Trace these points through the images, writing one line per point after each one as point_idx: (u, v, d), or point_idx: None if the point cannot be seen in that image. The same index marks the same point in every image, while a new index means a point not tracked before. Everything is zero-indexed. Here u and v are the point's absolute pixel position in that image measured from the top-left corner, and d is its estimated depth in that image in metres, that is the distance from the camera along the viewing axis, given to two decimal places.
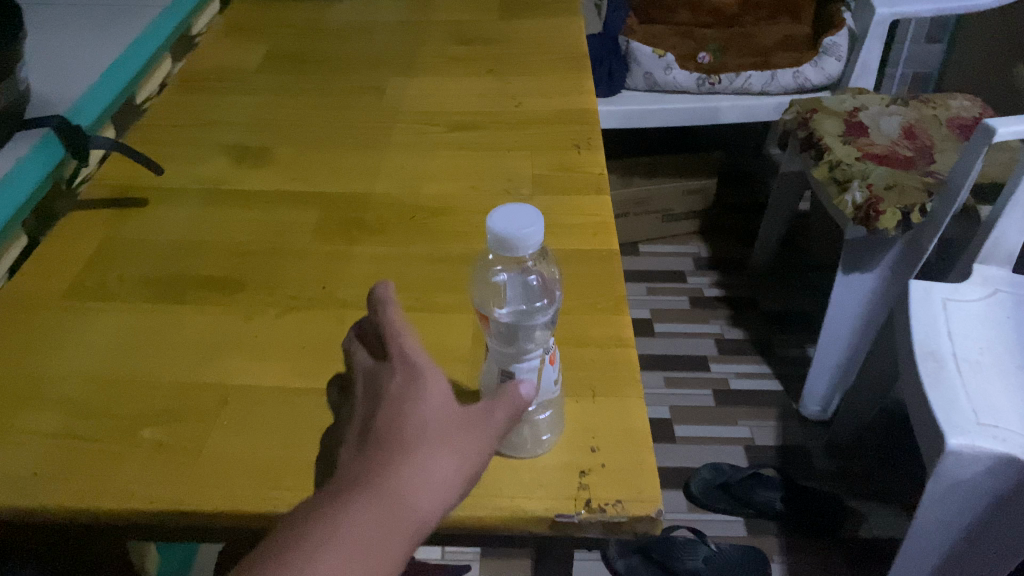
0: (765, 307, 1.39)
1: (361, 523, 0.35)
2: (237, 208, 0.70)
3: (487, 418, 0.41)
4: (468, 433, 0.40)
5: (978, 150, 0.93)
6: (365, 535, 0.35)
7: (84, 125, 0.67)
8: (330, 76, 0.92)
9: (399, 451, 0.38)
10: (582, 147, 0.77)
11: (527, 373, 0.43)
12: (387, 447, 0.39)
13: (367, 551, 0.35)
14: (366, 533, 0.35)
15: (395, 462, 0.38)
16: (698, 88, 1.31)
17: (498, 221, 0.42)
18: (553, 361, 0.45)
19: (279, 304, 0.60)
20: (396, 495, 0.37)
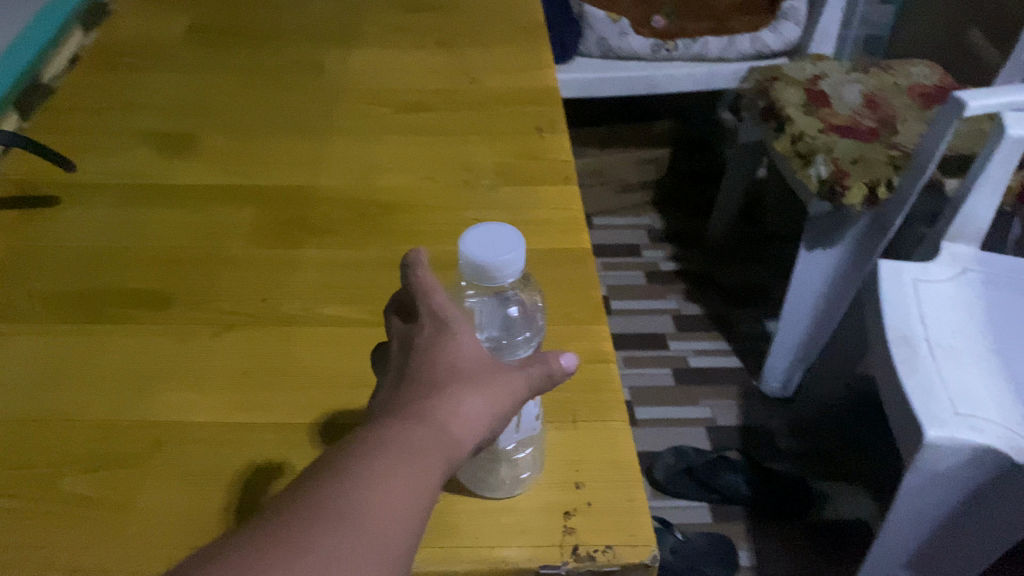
0: (722, 282, 1.36)
1: (400, 443, 0.32)
2: (165, 207, 0.63)
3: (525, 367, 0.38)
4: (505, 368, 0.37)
5: (948, 123, 0.89)
6: (408, 453, 0.31)
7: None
8: (264, 50, 0.83)
9: (433, 381, 0.35)
10: (545, 131, 0.71)
11: None
12: (419, 378, 0.35)
13: (410, 469, 0.31)
14: (406, 452, 0.31)
15: (431, 390, 0.35)
16: (652, 54, 1.25)
17: (473, 246, 0.36)
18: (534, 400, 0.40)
19: (215, 321, 0.53)
20: (433, 419, 0.33)
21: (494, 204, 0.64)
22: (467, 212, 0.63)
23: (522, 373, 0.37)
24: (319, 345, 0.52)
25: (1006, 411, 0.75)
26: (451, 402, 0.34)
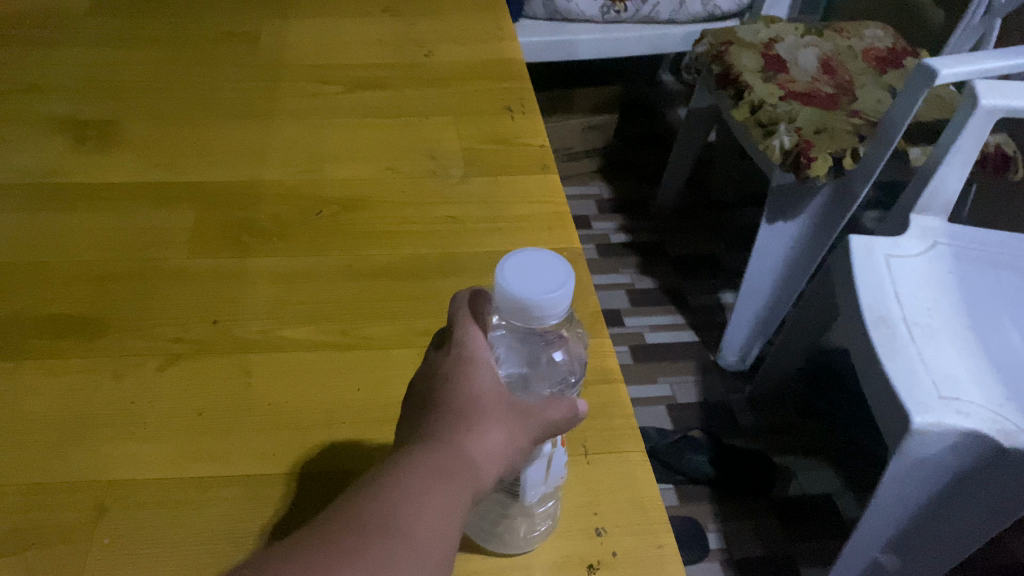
0: (673, 251, 1.33)
1: (424, 472, 0.30)
2: (85, 210, 0.54)
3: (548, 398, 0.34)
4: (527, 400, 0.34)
5: (918, 92, 0.85)
6: (431, 482, 0.29)
7: None
8: (187, 19, 0.74)
9: (452, 411, 0.33)
10: (515, 112, 0.64)
11: (536, 464, 0.35)
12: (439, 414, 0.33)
13: (436, 498, 0.29)
14: (430, 480, 0.29)
15: (452, 421, 0.32)
16: (601, 16, 1.18)
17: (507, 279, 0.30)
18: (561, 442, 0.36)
19: (158, 351, 0.46)
20: (455, 451, 0.31)
21: (468, 197, 0.57)
22: (438, 208, 0.56)
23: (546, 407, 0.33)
24: (284, 374, 0.45)
25: (990, 393, 0.73)
26: (473, 438, 0.32)
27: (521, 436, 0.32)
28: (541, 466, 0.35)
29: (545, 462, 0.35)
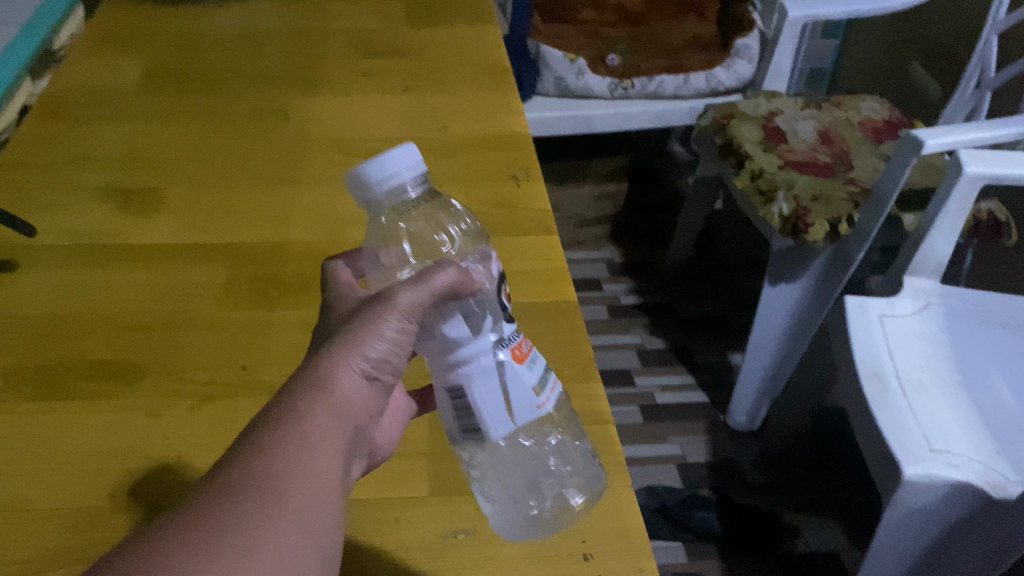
0: (681, 313, 1.38)
1: (291, 409, 0.32)
2: (128, 267, 0.60)
3: (412, 279, 0.36)
4: (389, 288, 0.36)
5: (906, 162, 0.90)
6: (298, 420, 0.32)
7: None
8: (223, 97, 0.81)
9: (325, 341, 0.36)
10: (520, 179, 0.70)
11: (473, 379, 0.34)
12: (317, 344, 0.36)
13: (302, 432, 0.31)
14: (298, 413, 0.32)
15: (325, 347, 0.35)
16: (610, 92, 1.26)
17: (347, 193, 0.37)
18: (519, 356, 0.35)
19: (191, 393, 0.51)
20: (324, 375, 0.34)
21: None
22: None
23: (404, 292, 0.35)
24: None
25: (980, 446, 0.76)
26: (340, 357, 0.34)
27: (383, 335, 0.35)
28: (504, 389, 0.35)
29: (505, 378, 0.35)
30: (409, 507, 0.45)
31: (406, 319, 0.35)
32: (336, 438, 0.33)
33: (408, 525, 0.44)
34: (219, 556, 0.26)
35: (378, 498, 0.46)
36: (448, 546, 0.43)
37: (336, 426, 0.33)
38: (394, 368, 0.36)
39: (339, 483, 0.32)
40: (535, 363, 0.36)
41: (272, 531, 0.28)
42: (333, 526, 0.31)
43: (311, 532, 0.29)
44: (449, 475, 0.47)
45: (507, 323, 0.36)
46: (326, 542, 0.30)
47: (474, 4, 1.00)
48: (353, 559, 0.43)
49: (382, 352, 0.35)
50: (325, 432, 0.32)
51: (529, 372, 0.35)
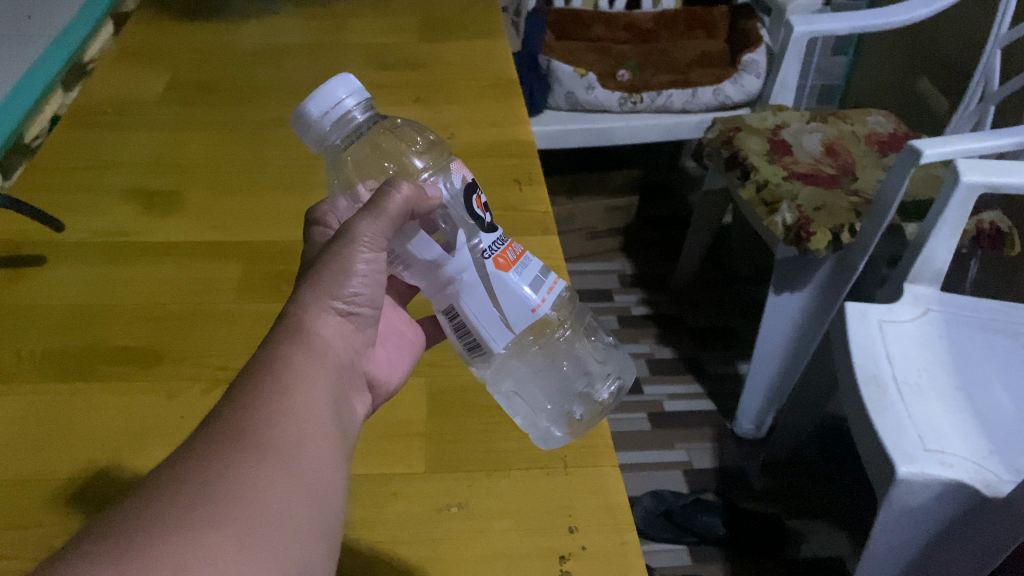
0: (692, 324, 1.40)
1: (271, 359, 0.36)
2: (149, 263, 0.64)
3: (367, 208, 0.40)
4: (348, 221, 0.40)
5: (905, 171, 0.92)
6: (277, 371, 0.36)
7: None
8: (244, 107, 0.85)
9: (300, 285, 0.40)
10: (523, 183, 0.73)
11: (467, 292, 0.40)
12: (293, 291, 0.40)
13: (282, 379, 0.35)
14: (277, 364, 0.36)
15: (300, 295, 0.39)
16: (619, 106, 1.29)
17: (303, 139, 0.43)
18: (504, 261, 0.40)
19: (204, 377, 0.54)
20: (301, 322, 0.38)
21: None
22: None
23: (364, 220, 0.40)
24: None
25: (974, 446, 0.77)
26: (313, 302, 0.39)
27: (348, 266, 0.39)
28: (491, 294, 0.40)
29: (492, 289, 0.39)
30: (406, 483, 0.48)
31: (371, 248, 0.40)
32: (315, 379, 0.37)
33: (403, 499, 0.47)
34: (214, 496, 0.29)
35: (376, 475, 0.49)
36: (440, 518, 0.46)
37: (316, 367, 0.37)
38: (368, 298, 0.41)
39: (323, 423, 0.36)
40: (525, 267, 0.41)
41: (263, 470, 0.31)
42: (322, 460, 0.34)
43: (301, 467, 0.33)
44: (444, 455, 0.50)
45: (485, 235, 0.40)
46: (317, 475, 0.34)
47: (485, 20, 1.04)
48: (352, 529, 0.46)
49: (352, 286, 0.40)
50: (303, 375, 0.36)
51: (517, 276, 0.40)
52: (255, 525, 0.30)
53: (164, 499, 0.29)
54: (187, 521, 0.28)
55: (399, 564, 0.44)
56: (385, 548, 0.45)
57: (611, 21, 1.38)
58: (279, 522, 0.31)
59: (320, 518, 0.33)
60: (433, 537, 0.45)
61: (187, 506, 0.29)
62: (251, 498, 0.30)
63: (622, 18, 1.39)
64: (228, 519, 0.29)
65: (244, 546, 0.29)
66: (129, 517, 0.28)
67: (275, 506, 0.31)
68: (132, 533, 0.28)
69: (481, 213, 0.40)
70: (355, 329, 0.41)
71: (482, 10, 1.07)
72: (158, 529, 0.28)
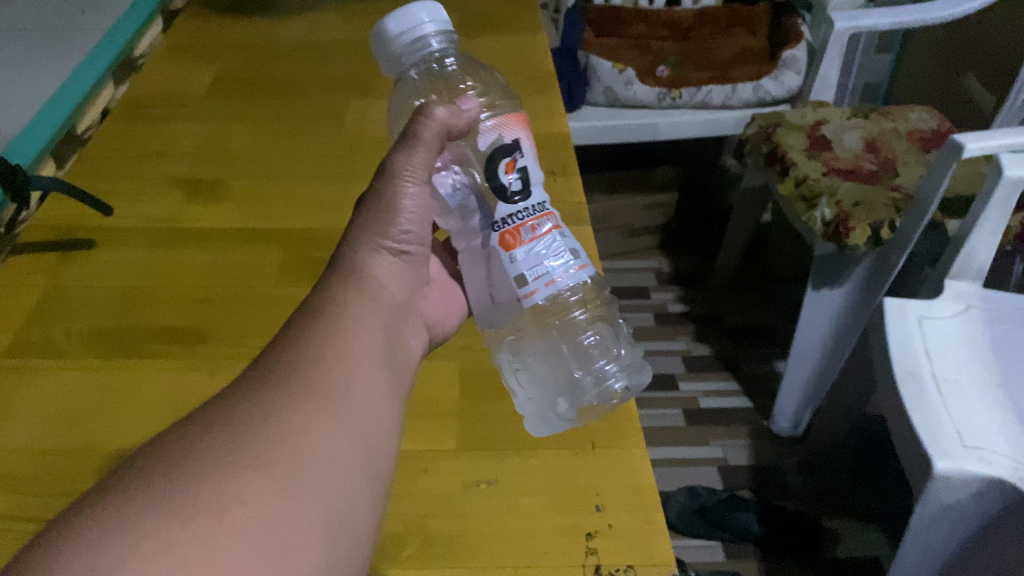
0: (729, 322, 1.39)
1: (326, 306, 0.41)
2: (194, 247, 0.66)
3: (405, 143, 0.46)
4: (388, 160, 0.46)
5: (946, 167, 0.90)
6: (331, 316, 0.40)
7: (52, 123, 0.69)
8: (287, 100, 0.87)
9: (353, 227, 0.46)
10: (558, 174, 0.74)
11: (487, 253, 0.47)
12: (347, 236, 0.46)
13: (335, 325, 0.40)
14: (331, 311, 0.41)
15: (355, 239, 0.45)
16: (658, 102, 1.29)
17: (384, 50, 0.48)
18: (510, 242, 0.45)
19: (245, 356, 0.56)
20: (358, 264, 0.44)
21: None
22: None
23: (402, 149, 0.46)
24: None
25: (1014, 443, 0.76)
26: (368, 242, 0.45)
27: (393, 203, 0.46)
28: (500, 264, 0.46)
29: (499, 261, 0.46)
30: (437, 461, 0.49)
31: (414, 181, 0.46)
32: (365, 325, 0.41)
33: (435, 475, 0.48)
34: (262, 436, 0.33)
35: (409, 451, 0.50)
36: (470, 494, 0.47)
37: (367, 312, 0.42)
38: (416, 236, 0.47)
39: (370, 372, 0.39)
40: (537, 246, 0.45)
41: (308, 413, 0.35)
42: (369, 408, 0.38)
43: (347, 413, 0.37)
44: (475, 434, 0.51)
45: (502, 208, 0.45)
46: (363, 421, 0.37)
47: (524, 16, 1.05)
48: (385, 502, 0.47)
49: (400, 226, 0.46)
50: (355, 321, 0.41)
51: (518, 256, 0.45)
52: (296, 466, 0.33)
53: (216, 436, 0.33)
54: (233, 461, 0.31)
55: (430, 536, 0.45)
56: (415, 520, 0.46)
57: (650, 18, 1.38)
58: (321, 466, 0.34)
59: (362, 466, 0.36)
60: (462, 512, 0.46)
61: (234, 444, 0.32)
62: (294, 439, 0.34)
63: (663, 15, 1.39)
64: (271, 459, 0.32)
65: (284, 487, 0.32)
66: (182, 452, 0.32)
67: (318, 450, 0.34)
68: (195, 455, 0.31)
69: (503, 181, 0.45)
70: (405, 268, 0.47)
71: (521, 6, 1.08)
72: (206, 465, 0.31)
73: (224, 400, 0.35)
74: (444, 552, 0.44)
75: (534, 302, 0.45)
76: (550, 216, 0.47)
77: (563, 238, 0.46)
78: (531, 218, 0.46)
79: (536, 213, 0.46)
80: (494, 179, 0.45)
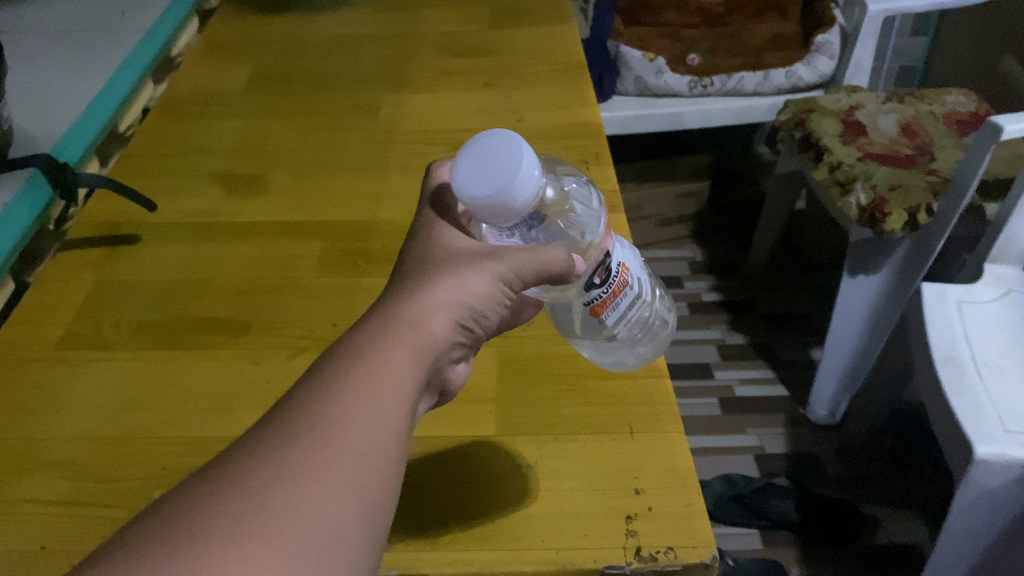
0: (764, 310, 1.39)
1: (368, 352, 0.35)
2: (235, 243, 0.67)
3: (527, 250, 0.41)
4: (500, 250, 0.41)
5: (986, 148, 0.88)
6: (368, 370, 0.34)
7: (102, 116, 0.72)
8: (322, 94, 0.88)
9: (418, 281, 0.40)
10: (591, 163, 0.74)
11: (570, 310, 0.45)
12: (410, 284, 0.40)
13: (377, 376, 0.34)
14: (374, 358, 0.35)
15: (412, 293, 0.39)
16: (689, 90, 1.29)
17: (471, 183, 0.37)
18: (604, 309, 0.43)
19: (288, 345, 0.57)
20: (412, 318, 0.37)
21: None
22: None
23: (522, 257, 0.41)
24: None
25: None
26: (425, 301, 0.38)
27: (472, 284, 0.40)
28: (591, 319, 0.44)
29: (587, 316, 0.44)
30: (477, 445, 0.50)
31: (498, 272, 0.40)
32: (412, 384, 0.35)
33: (474, 460, 0.49)
34: (271, 506, 0.28)
35: (451, 436, 0.51)
36: (511, 478, 0.48)
37: (415, 375, 0.36)
38: (478, 312, 0.41)
39: (401, 430, 0.34)
40: (623, 305, 0.43)
41: (327, 475, 0.30)
42: (394, 471, 0.33)
43: (368, 475, 0.32)
44: (514, 417, 0.52)
45: (587, 291, 0.42)
46: (382, 480, 0.32)
47: (554, 6, 1.05)
48: (427, 485, 0.48)
49: (466, 297, 0.40)
50: (400, 380, 0.35)
51: (610, 317, 0.43)
52: (306, 535, 0.28)
53: (223, 499, 0.28)
54: (238, 532, 0.27)
55: (471, 519, 0.46)
56: (458, 503, 0.47)
57: (682, 6, 1.35)
58: (333, 531, 0.29)
59: (376, 527, 0.31)
60: (503, 496, 0.47)
61: (235, 513, 0.28)
62: (306, 503, 0.29)
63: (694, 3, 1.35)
64: (277, 530, 0.28)
65: (290, 564, 0.27)
66: (182, 521, 0.28)
67: (332, 518, 0.30)
68: (195, 523, 0.27)
69: (595, 280, 0.42)
70: (456, 340, 0.40)
71: None
72: (206, 534, 0.27)
73: (237, 459, 0.31)
74: (485, 534, 0.45)
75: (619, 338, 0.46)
76: (626, 262, 0.44)
77: (639, 278, 0.45)
78: (619, 282, 0.43)
79: (621, 270, 0.43)
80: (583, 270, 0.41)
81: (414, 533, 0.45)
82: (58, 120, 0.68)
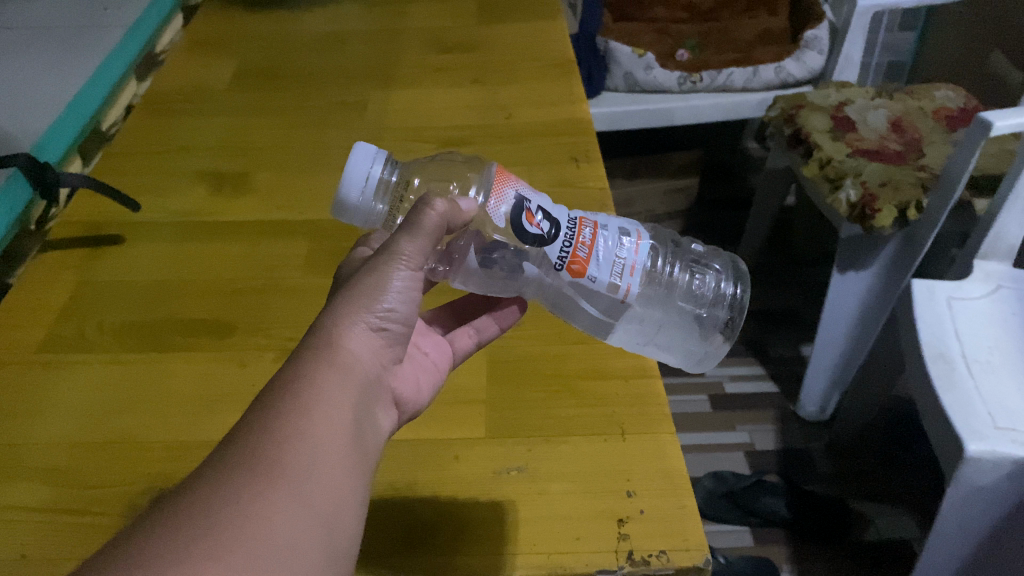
0: (754, 307, 1.39)
1: (293, 379, 0.33)
2: (220, 242, 0.66)
3: (404, 227, 0.38)
4: (386, 242, 0.38)
5: (975, 144, 0.87)
6: (295, 393, 0.33)
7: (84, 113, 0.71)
8: (309, 92, 0.87)
9: (333, 300, 0.37)
10: (580, 160, 0.74)
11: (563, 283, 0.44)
12: (324, 308, 0.37)
13: (304, 399, 0.32)
14: (298, 383, 0.33)
15: (328, 314, 0.36)
16: (678, 86, 1.28)
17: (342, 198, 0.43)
18: (578, 260, 0.41)
19: (274, 347, 0.56)
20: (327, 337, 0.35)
21: None
22: None
23: (406, 236, 0.37)
24: None
25: None
26: (339, 317, 0.36)
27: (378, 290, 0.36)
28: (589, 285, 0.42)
29: (585, 286, 0.43)
30: (467, 448, 0.50)
31: (408, 265, 0.37)
32: (338, 402, 0.33)
33: (464, 463, 0.49)
34: (219, 528, 0.27)
35: (441, 440, 0.50)
36: (502, 479, 0.47)
37: (341, 389, 0.34)
38: (403, 315, 0.38)
39: (341, 446, 0.32)
40: (600, 254, 0.42)
41: (270, 497, 0.29)
42: (338, 482, 0.31)
43: (315, 494, 0.30)
44: (503, 420, 0.51)
45: (550, 250, 0.41)
46: (329, 498, 0.31)
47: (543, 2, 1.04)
48: (417, 490, 0.47)
49: (387, 302, 0.37)
50: (326, 396, 0.33)
51: (595, 274, 0.42)
52: (260, 559, 0.27)
53: (176, 522, 0.27)
54: (194, 552, 0.26)
55: (461, 522, 0.45)
56: (448, 507, 0.46)
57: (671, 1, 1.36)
58: (286, 554, 0.28)
59: (332, 545, 0.30)
60: (491, 498, 0.46)
61: (190, 533, 0.27)
62: (256, 524, 0.28)
63: None
64: (230, 552, 0.27)
65: None
66: (144, 541, 0.27)
67: (283, 543, 0.28)
68: (157, 540, 0.26)
69: (534, 232, 0.41)
70: (387, 346, 0.38)
71: None
72: (163, 553, 0.26)
73: (180, 490, 0.29)
74: (475, 536, 0.44)
75: (634, 295, 0.43)
76: (581, 218, 0.43)
77: (607, 227, 0.44)
78: (577, 236, 0.42)
79: (573, 225, 0.42)
80: (525, 236, 0.41)
81: (405, 537, 0.45)
82: (39, 119, 0.67)
